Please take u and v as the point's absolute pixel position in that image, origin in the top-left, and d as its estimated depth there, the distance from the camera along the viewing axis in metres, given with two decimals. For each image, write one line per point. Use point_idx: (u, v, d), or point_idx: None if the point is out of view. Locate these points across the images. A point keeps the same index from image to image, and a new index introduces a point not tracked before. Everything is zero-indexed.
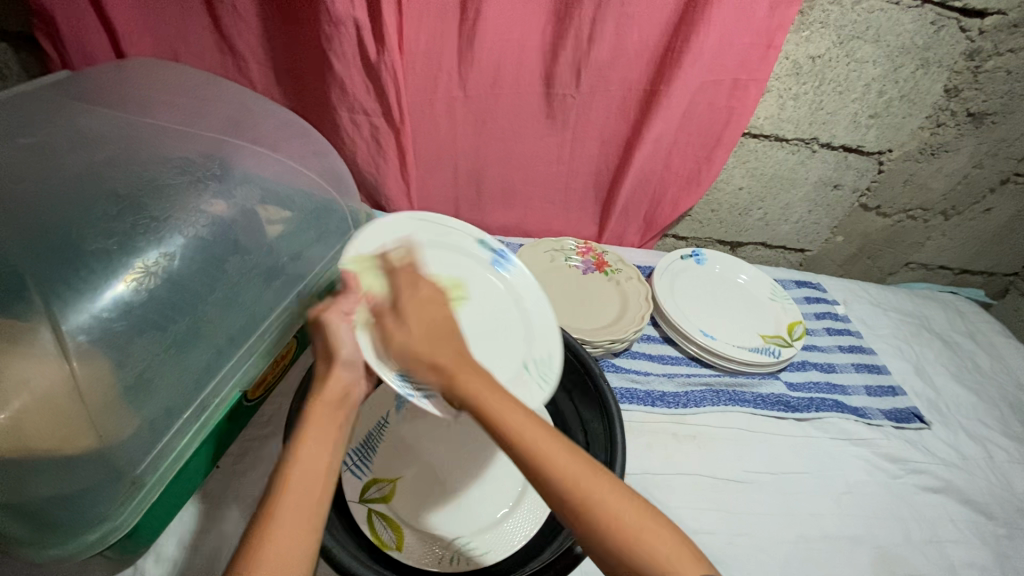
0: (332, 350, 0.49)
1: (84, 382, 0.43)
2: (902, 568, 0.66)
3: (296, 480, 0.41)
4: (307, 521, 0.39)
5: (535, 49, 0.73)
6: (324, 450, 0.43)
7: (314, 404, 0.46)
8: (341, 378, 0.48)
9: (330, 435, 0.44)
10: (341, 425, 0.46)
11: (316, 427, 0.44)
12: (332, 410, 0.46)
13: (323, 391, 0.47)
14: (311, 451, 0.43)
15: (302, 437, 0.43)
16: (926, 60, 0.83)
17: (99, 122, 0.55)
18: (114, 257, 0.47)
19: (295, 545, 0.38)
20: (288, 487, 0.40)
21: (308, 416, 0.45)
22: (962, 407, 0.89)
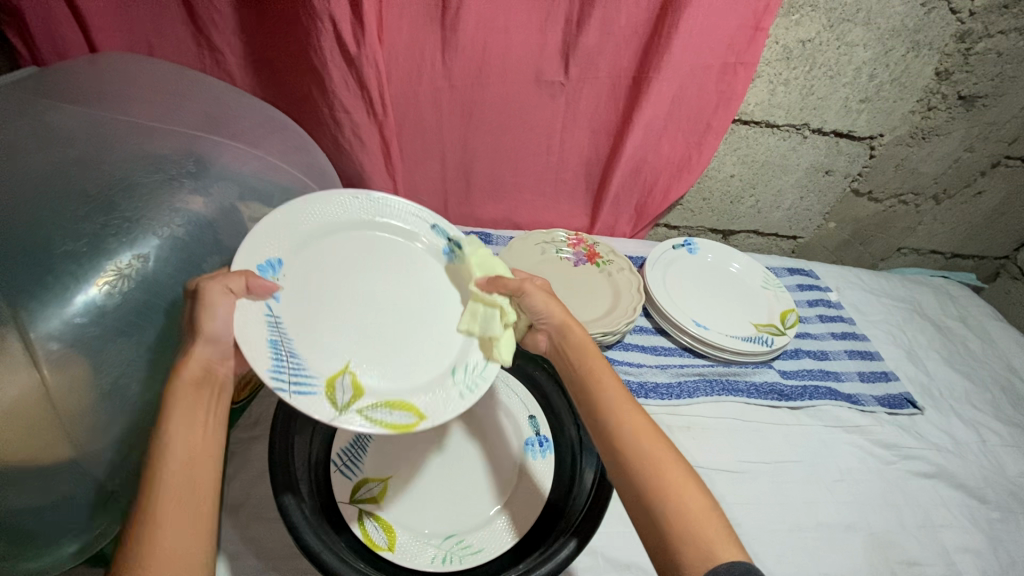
0: (196, 324, 0.44)
1: (55, 391, 0.41)
2: (896, 554, 0.66)
3: (172, 469, 0.38)
4: (195, 513, 0.37)
5: (521, 36, 0.72)
6: (196, 435, 0.40)
7: (174, 388, 0.41)
8: (201, 357, 0.43)
9: (199, 418, 0.41)
10: (214, 403, 0.43)
11: (183, 413, 0.40)
12: (197, 392, 0.42)
13: (184, 374, 0.42)
14: (180, 442, 0.39)
15: (165, 425, 0.39)
16: (917, 43, 0.82)
17: (66, 119, 0.53)
18: (85, 259, 0.46)
19: (188, 539, 0.36)
20: (161, 487, 0.37)
21: (167, 405, 0.41)
22: (955, 392, 0.89)
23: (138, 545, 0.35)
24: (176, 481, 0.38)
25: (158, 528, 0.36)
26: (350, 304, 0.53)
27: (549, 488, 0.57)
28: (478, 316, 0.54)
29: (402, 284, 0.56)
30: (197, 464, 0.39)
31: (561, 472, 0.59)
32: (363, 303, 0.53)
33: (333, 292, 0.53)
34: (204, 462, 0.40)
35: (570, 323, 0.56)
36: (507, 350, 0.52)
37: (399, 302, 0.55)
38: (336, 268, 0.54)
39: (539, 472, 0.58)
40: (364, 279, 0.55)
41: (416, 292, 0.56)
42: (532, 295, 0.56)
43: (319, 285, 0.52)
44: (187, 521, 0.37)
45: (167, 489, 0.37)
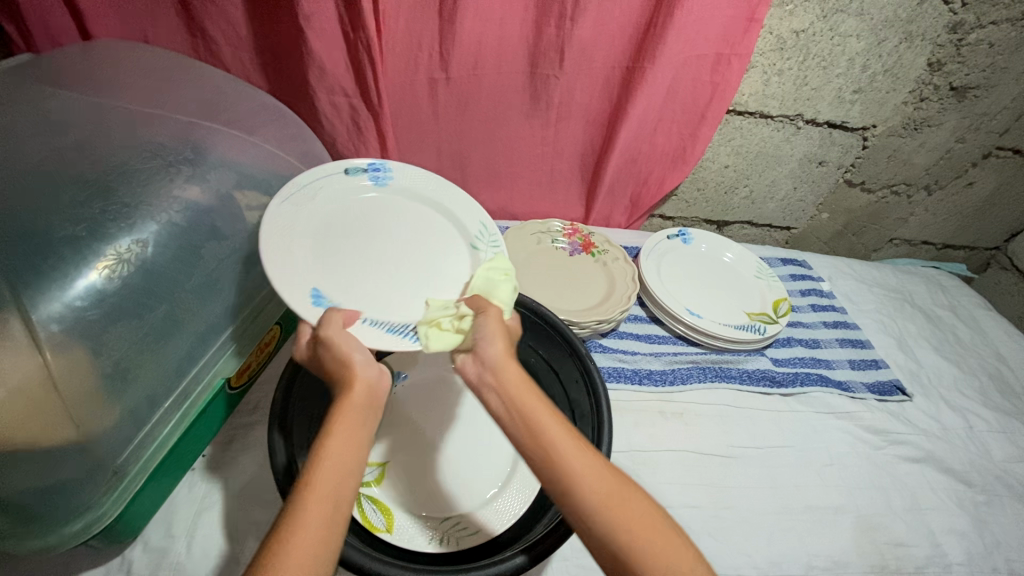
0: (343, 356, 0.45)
1: (59, 374, 0.42)
2: (883, 536, 0.68)
3: (321, 483, 0.36)
4: (329, 531, 0.35)
5: (516, 26, 0.72)
6: (351, 452, 0.39)
7: (342, 401, 0.41)
8: (366, 376, 0.43)
9: (358, 436, 0.40)
10: (374, 424, 0.42)
11: (343, 426, 0.40)
12: (361, 413, 0.41)
13: (351, 394, 0.42)
14: (335, 455, 0.38)
15: (328, 433, 0.39)
16: (910, 34, 0.82)
17: (64, 106, 0.53)
18: (84, 244, 0.46)
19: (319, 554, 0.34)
20: (310, 499, 0.35)
21: (331, 418, 0.40)
22: (943, 379, 0.90)
23: (282, 545, 0.33)
24: (323, 494, 0.36)
25: (293, 546, 0.33)
26: (382, 267, 0.58)
27: None
28: (446, 307, 0.54)
29: (403, 235, 0.61)
30: (346, 477, 0.37)
31: None
32: (391, 262, 0.59)
33: (371, 268, 0.57)
34: (350, 486, 0.37)
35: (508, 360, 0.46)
36: (444, 345, 0.49)
37: (405, 261, 0.59)
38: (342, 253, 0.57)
39: None
40: (371, 244, 0.59)
41: (418, 231, 0.62)
42: (488, 320, 0.49)
43: (346, 263, 0.57)
44: (319, 547, 0.34)
45: (312, 504, 0.35)
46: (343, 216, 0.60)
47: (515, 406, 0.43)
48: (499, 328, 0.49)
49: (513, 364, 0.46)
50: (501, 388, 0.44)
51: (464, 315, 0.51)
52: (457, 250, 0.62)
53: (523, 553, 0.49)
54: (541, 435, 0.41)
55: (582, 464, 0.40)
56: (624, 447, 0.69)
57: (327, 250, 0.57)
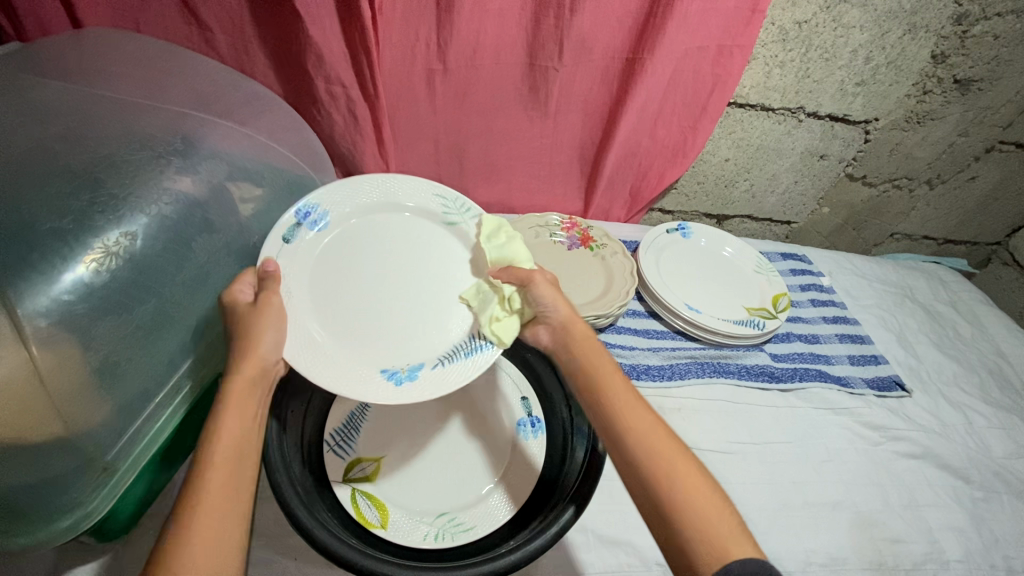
0: (253, 335, 0.47)
1: (46, 369, 0.41)
2: (881, 532, 0.67)
3: (218, 459, 0.40)
4: (231, 498, 0.39)
5: (514, 16, 0.71)
6: (245, 426, 0.42)
7: (234, 376, 0.44)
8: (266, 353, 0.46)
9: (248, 413, 0.43)
10: (262, 401, 0.45)
11: (234, 405, 0.43)
12: (251, 391, 0.44)
13: (241, 373, 0.44)
14: (228, 434, 0.41)
15: (225, 409, 0.42)
16: (914, 25, 0.81)
17: (51, 96, 0.52)
18: (71, 237, 0.45)
19: (224, 519, 0.38)
20: (206, 478, 0.39)
21: (224, 397, 0.43)
22: (942, 375, 0.90)
23: (185, 512, 0.37)
24: (219, 470, 0.39)
25: (198, 522, 0.37)
26: (398, 294, 0.57)
27: (540, 467, 0.58)
28: (483, 293, 0.57)
29: (390, 251, 0.59)
30: (241, 453, 0.41)
31: (552, 453, 0.59)
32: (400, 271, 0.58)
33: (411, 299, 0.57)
34: (247, 457, 0.41)
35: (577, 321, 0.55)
36: (512, 329, 0.54)
37: (420, 271, 0.59)
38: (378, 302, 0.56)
39: (531, 453, 0.58)
40: (382, 281, 0.58)
41: (378, 245, 0.59)
42: (539, 287, 0.55)
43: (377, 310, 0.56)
44: (221, 520, 0.38)
45: (208, 482, 0.39)
46: (342, 282, 0.56)
47: (580, 364, 0.53)
48: (554, 292, 0.56)
49: (582, 326, 0.56)
50: (566, 345, 0.55)
51: (509, 296, 0.56)
52: (401, 225, 0.61)
53: (571, 509, 0.51)
54: (604, 381, 0.51)
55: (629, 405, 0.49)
56: None
57: (341, 307, 0.55)
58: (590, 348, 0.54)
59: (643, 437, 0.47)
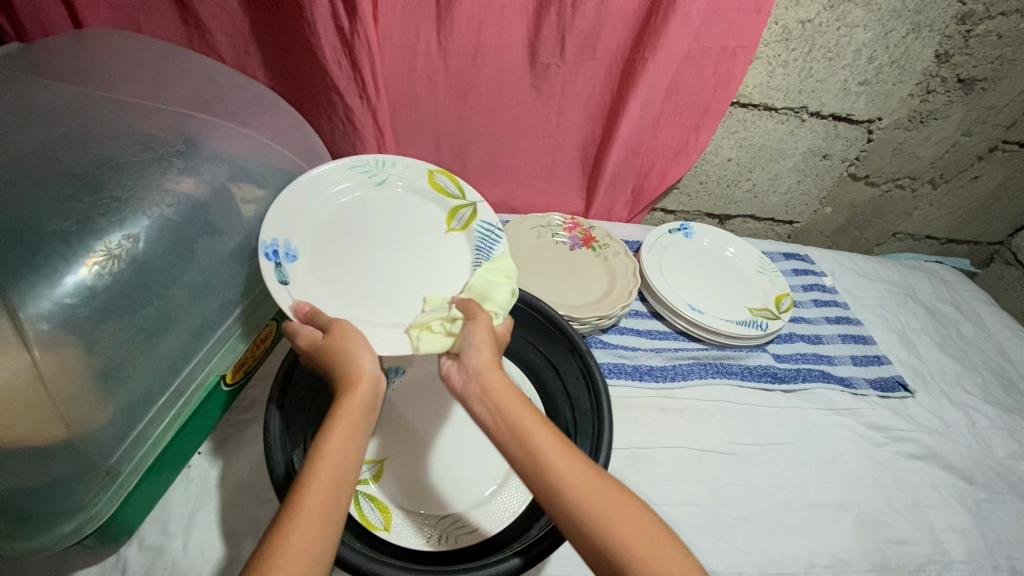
0: (353, 352, 0.45)
1: (48, 373, 0.41)
2: (885, 534, 0.67)
3: (319, 480, 0.38)
4: (327, 519, 0.37)
5: (517, 15, 0.70)
6: (352, 449, 0.40)
7: (344, 394, 0.43)
8: (370, 372, 0.45)
9: (359, 435, 0.41)
10: (370, 423, 0.43)
11: (343, 423, 0.41)
12: (361, 412, 0.43)
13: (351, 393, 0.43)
14: (332, 455, 0.39)
15: (331, 425, 0.41)
16: (918, 24, 0.81)
17: (53, 97, 0.52)
18: (73, 239, 0.45)
19: (318, 539, 0.36)
20: (307, 500, 0.37)
21: (332, 414, 0.42)
22: (945, 375, 0.90)
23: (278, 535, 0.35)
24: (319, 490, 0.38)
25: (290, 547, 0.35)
26: (392, 263, 0.59)
27: None
28: (441, 305, 0.55)
29: (370, 232, 0.60)
30: (343, 477, 0.39)
31: None
32: (388, 251, 0.59)
33: (385, 275, 0.57)
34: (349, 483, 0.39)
35: (494, 365, 0.47)
36: (435, 344, 0.50)
37: (405, 241, 0.61)
38: (379, 275, 0.58)
39: None
40: (372, 256, 0.59)
41: (361, 226, 0.60)
42: (477, 325, 0.50)
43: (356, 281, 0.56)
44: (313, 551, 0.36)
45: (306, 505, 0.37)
46: (338, 272, 0.56)
47: (501, 416, 0.44)
48: (488, 336, 0.49)
49: (499, 371, 0.47)
50: (484, 395, 0.46)
51: (454, 318, 0.51)
52: (373, 200, 0.62)
53: (519, 553, 0.48)
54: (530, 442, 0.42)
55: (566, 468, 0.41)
56: (624, 444, 0.68)
57: (326, 279, 0.56)
58: (508, 397, 0.45)
59: (585, 508, 0.40)
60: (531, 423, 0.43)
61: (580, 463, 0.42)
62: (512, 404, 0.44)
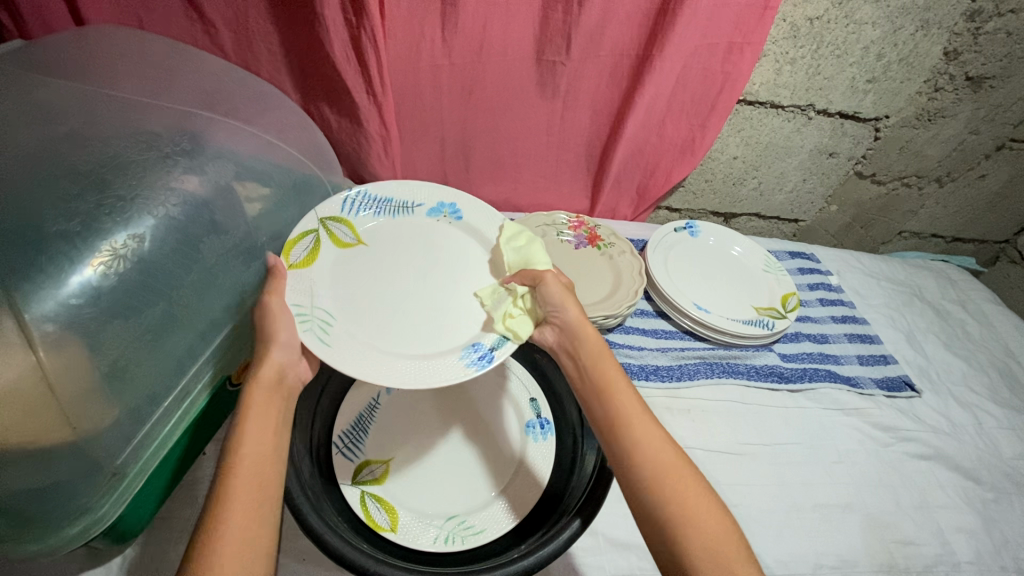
0: (272, 335, 0.48)
1: (54, 373, 0.40)
2: (892, 534, 0.67)
3: (243, 465, 0.41)
4: (259, 509, 0.40)
5: (523, 12, 0.70)
6: (267, 433, 0.44)
7: (249, 390, 0.46)
8: (280, 358, 0.48)
9: (272, 419, 0.45)
10: (281, 406, 0.47)
11: (255, 411, 0.45)
12: (270, 396, 0.46)
13: (259, 379, 0.46)
14: (251, 441, 0.43)
15: (240, 423, 0.44)
16: (927, 22, 0.80)
17: (57, 95, 0.52)
18: (79, 239, 0.45)
19: (254, 529, 0.39)
20: (232, 483, 0.40)
21: (243, 406, 0.45)
22: (952, 374, 0.89)
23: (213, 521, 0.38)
24: (246, 473, 0.41)
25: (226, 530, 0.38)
26: (407, 281, 0.57)
27: (549, 469, 0.57)
28: (498, 292, 0.56)
29: (396, 299, 0.55)
30: (265, 460, 0.42)
31: (562, 456, 0.59)
32: (404, 271, 0.57)
33: (454, 267, 0.59)
34: (273, 462, 0.43)
35: (585, 323, 0.55)
36: (525, 324, 0.53)
37: (389, 271, 0.57)
38: (425, 282, 0.57)
39: (540, 454, 0.58)
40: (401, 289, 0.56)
41: (380, 299, 0.54)
42: (550, 287, 0.55)
43: (446, 288, 0.56)
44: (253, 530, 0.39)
45: (236, 488, 0.40)
46: (428, 313, 0.54)
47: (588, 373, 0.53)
48: (565, 292, 0.56)
49: (588, 328, 0.55)
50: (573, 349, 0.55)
51: (524, 293, 0.55)
52: (345, 294, 0.54)
53: (577, 519, 0.50)
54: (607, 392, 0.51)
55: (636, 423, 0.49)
56: None
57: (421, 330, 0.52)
58: (594, 352, 0.54)
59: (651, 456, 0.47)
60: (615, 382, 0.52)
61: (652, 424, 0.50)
62: (600, 359, 0.53)
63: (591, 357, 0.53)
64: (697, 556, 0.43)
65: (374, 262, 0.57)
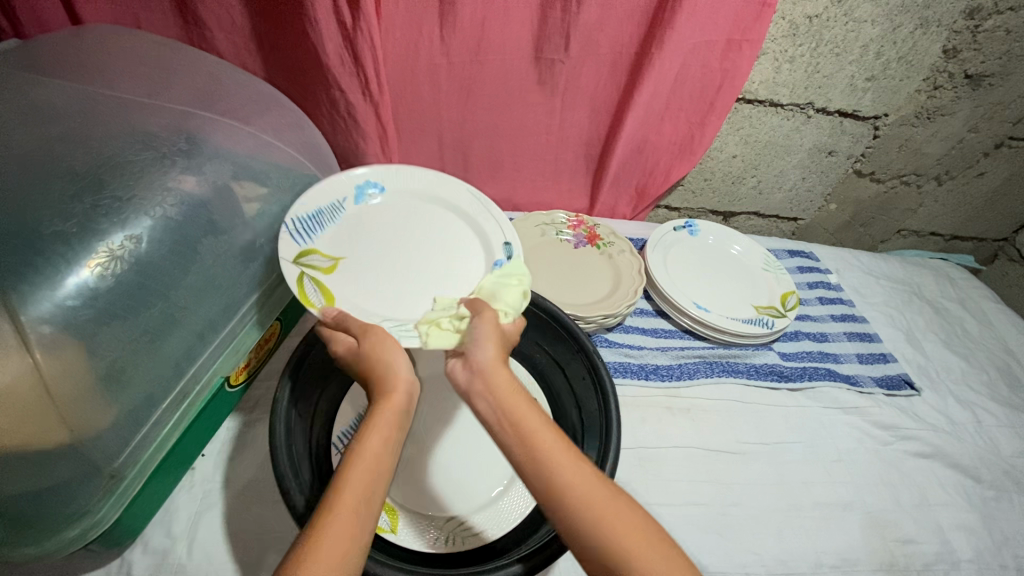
0: (386, 359, 0.45)
1: (50, 375, 0.40)
2: (892, 533, 0.67)
3: (348, 488, 0.37)
4: (350, 545, 0.35)
5: (521, 10, 0.69)
6: (382, 456, 0.39)
7: (380, 406, 0.42)
8: (404, 379, 0.44)
9: (388, 441, 0.40)
10: (404, 431, 0.42)
11: (377, 429, 0.40)
12: (396, 417, 0.42)
13: (388, 398, 0.42)
14: (361, 463, 0.38)
15: (361, 436, 0.40)
16: (926, 19, 0.80)
17: (53, 95, 0.51)
18: (76, 240, 0.44)
19: (341, 565, 0.34)
20: (333, 507, 0.36)
21: (366, 421, 0.41)
22: (951, 372, 0.89)
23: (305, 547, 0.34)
24: (350, 498, 0.37)
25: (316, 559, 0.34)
26: (395, 268, 0.58)
27: None
28: (447, 307, 0.54)
29: (376, 280, 0.57)
30: (372, 488, 0.38)
31: None
32: (389, 258, 0.59)
33: (445, 268, 0.59)
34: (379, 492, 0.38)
35: (496, 366, 0.45)
36: (448, 342, 0.49)
37: (379, 252, 0.59)
38: (405, 271, 0.58)
39: None
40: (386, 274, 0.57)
41: (364, 282, 0.56)
42: (483, 321, 0.49)
43: (416, 284, 0.57)
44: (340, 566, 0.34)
45: (336, 514, 0.36)
46: (402, 303, 0.56)
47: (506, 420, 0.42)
48: (495, 332, 0.48)
49: (502, 368, 0.45)
50: (489, 392, 0.44)
51: (462, 314, 0.51)
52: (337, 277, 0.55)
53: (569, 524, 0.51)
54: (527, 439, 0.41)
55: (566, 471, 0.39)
56: (631, 444, 0.68)
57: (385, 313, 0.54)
58: (505, 396, 0.43)
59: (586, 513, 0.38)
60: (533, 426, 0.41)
61: (583, 464, 0.41)
62: (512, 401, 0.43)
63: (503, 402, 0.43)
64: None
65: (364, 243, 0.59)
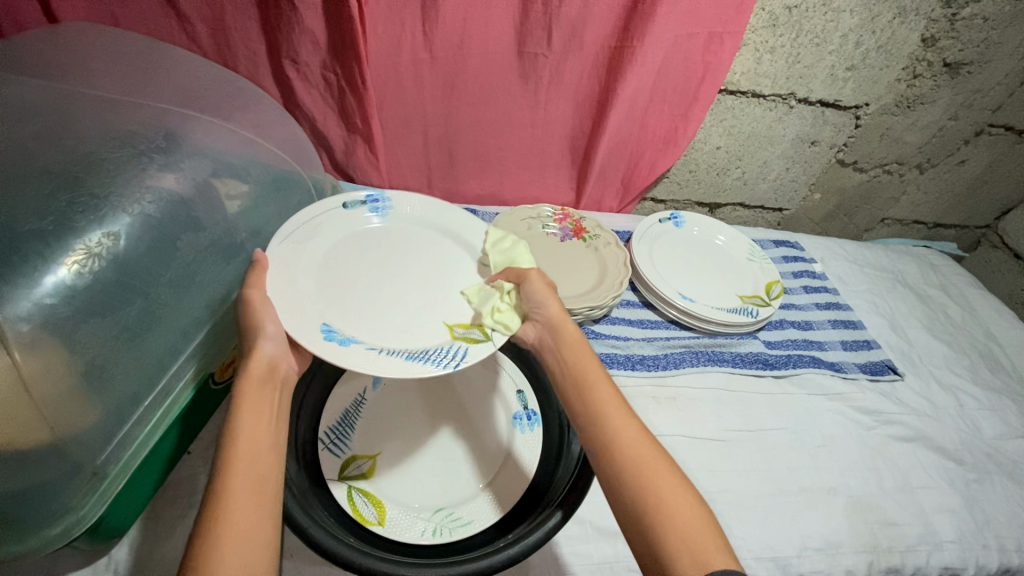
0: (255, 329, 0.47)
1: (29, 372, 0.40)
2: (876, 516, 0.68)
3: (236, 462, 0.39)
4: (258, 507, 0.38)
5: (502, 5, 0.69)
6: (262, 427, 0.42)
7: (240, 387, 0.44)
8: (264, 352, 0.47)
9: (264, 410, 0.44)
10: (275, 398, 0.45)
11: (249, 405, 0.43)
12: (261, 389, 0.45)
13: (249, 371, 0.45)
14: (245, 436, 0.41)
15: (235, 418, 0.42)
16: (903, 9, 0.81)
17: (25, 92, 0.51)
18: (52, 237, 0.44)
19: (255, 527, 0.37)
20: (226, 479, 0.38)
21: (237, 397, 0.43)
22: (934, 358, 0.91)
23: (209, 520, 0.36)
24: (240, 471, 0.39)
25: (227, 522, 0.36)
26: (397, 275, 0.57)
27: (537, 459, 0.57)
28: (484, 291, 0.57)
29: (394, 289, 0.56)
30: (260, 455, 0.41)
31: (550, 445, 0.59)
32: (392, 270, 0.58)
33: (439, 262, 0.60)
34: (269, 458, 0.41)
35: (564, 320, 0.57)
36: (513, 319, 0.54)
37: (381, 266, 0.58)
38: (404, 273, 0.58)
39: (527, 446, 0.58)
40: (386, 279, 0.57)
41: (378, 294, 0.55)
42: (533, 282, 0.57)
43: (431, 285, 0.57)
44: (256, 526, 0.37)
45: (230, 488, 0.38)
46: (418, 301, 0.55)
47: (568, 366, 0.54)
48: (547, 289, 0.58)
49: (569, 322, 0.57)
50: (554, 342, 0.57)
51: (508, 290, 0.57)
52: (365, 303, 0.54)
53: (559, 510, 0.50)
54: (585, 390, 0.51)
55: (614, 421, 0.49)
56: None
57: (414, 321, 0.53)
58: (576, 347, 0.55)
59: (626, 454, 0.46)
60: (593, 378, 0.52)
61: (632, 421, 0.49)
62: (580, 355, 0.54)
63: (569, 347, 0.55)
64: (675, 546, 0.41)
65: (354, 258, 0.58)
